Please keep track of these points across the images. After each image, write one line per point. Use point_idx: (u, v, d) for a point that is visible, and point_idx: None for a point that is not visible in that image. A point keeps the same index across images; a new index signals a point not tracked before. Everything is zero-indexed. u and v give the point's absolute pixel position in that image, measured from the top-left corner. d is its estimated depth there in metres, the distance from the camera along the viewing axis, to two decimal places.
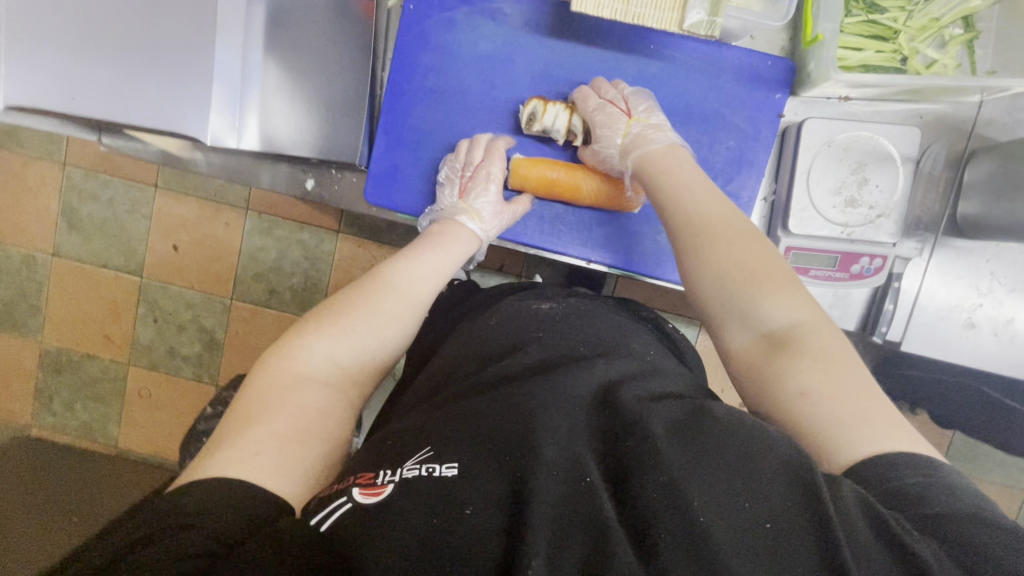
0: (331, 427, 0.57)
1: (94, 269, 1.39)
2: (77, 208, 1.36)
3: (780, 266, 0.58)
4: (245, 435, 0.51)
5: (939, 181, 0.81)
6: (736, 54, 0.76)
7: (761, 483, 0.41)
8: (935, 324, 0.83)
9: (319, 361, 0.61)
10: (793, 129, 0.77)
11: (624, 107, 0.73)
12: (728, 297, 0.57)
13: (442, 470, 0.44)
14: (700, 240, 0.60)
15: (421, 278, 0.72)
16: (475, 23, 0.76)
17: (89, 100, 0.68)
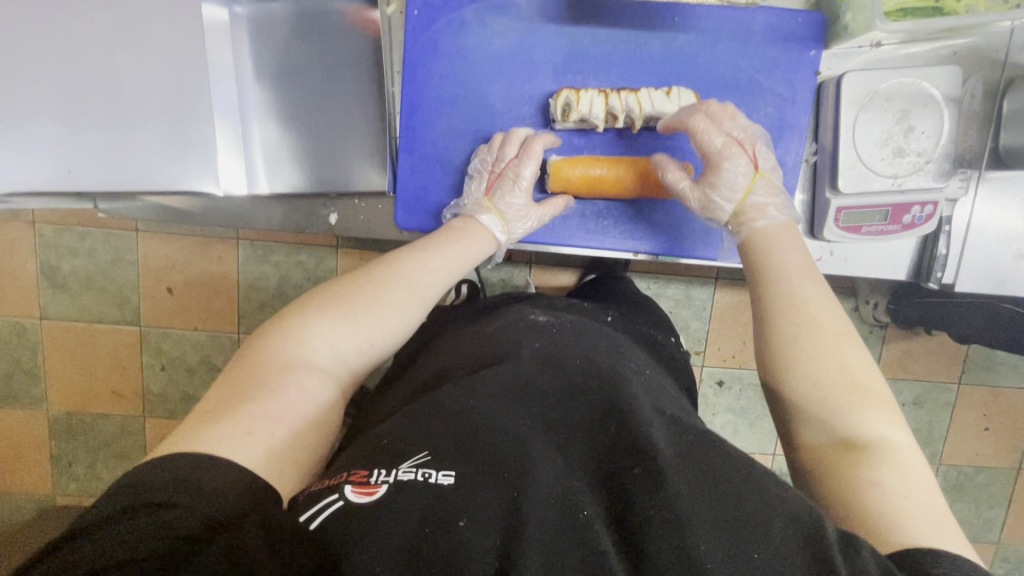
0: (321, 419, 0.55)
1: (87, 326, 1.28)
2: (57, 264, 1.25)
3: (875, 385, 0.56)
4: (239, 418, 0.48)
5: (977, 116, 0.79)
6: (765, 15, 0.72)
7: (765, 538, 0.40)
8: (986, 260, 0.81)
9: (321, 349, 0.57)
10: (829, 84, 0.74)
11: (749, 155, 0.68)
12: (824, 398, 0.55)
13: (438, 478, 0.42)
14: (804, 332, 0.58)
15: (424, 266, 0.66)
16: (486, 21, 0.71)
17: (92, 170, 0.63)
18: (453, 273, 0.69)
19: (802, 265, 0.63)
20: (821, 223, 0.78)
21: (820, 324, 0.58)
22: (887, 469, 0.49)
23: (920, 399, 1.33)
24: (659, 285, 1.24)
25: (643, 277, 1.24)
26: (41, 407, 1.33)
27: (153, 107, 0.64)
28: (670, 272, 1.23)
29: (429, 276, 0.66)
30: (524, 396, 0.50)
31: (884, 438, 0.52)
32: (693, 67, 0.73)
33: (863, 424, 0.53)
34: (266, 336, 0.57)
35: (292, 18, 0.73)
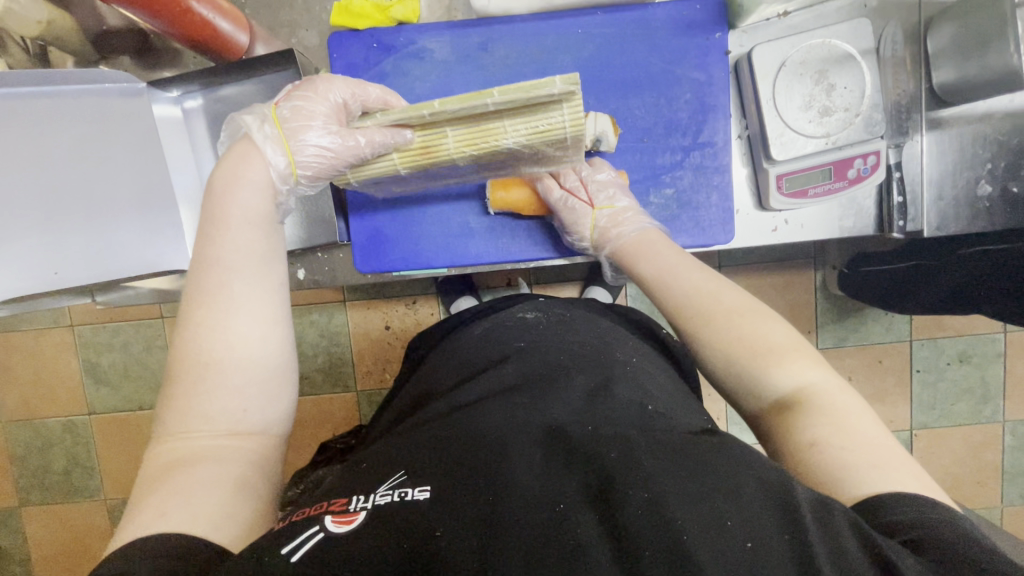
0: (231, 466, 0.47)
1: (130, 413, 1.37)
2: (98, 361, 1.36)
3: (791, 340, 0.55)
4: (153, 497, 0.44)
5: (904, 60, 0.79)
6: (664, 9, 0.75)
7: (748, 507, 0.37)
8: (951, 205, 0.80)
9: (197, 411, 0.50)
10: (742, 62, 0.77)
11: (586, 198, 0.75)
12: (739, 367, 0.55)
13: (414, 494, 0.40)
14: (701, 321, 0.59)
15: (228, 283, 0.54)
16: (405, 68, 0.76)
17: (79, 268, 0.68)
18: (251, 216, 0.57)
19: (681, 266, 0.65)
20: (766, 195, 0.79)
21: (737, 311, 0.58)
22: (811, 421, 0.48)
23: (966, 354, 1.28)
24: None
25: None
26: (100, 498, 1.41)
27: (120, 197, 0.72)
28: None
29: (228, 254, 0.55)
30: (507, 406, 0.49)
31: (802, 389, 0.51)
32: (606, 70, 0.77)
33: (781, 379, 0.52)
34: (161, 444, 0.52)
35: (242, 99, 0.81)
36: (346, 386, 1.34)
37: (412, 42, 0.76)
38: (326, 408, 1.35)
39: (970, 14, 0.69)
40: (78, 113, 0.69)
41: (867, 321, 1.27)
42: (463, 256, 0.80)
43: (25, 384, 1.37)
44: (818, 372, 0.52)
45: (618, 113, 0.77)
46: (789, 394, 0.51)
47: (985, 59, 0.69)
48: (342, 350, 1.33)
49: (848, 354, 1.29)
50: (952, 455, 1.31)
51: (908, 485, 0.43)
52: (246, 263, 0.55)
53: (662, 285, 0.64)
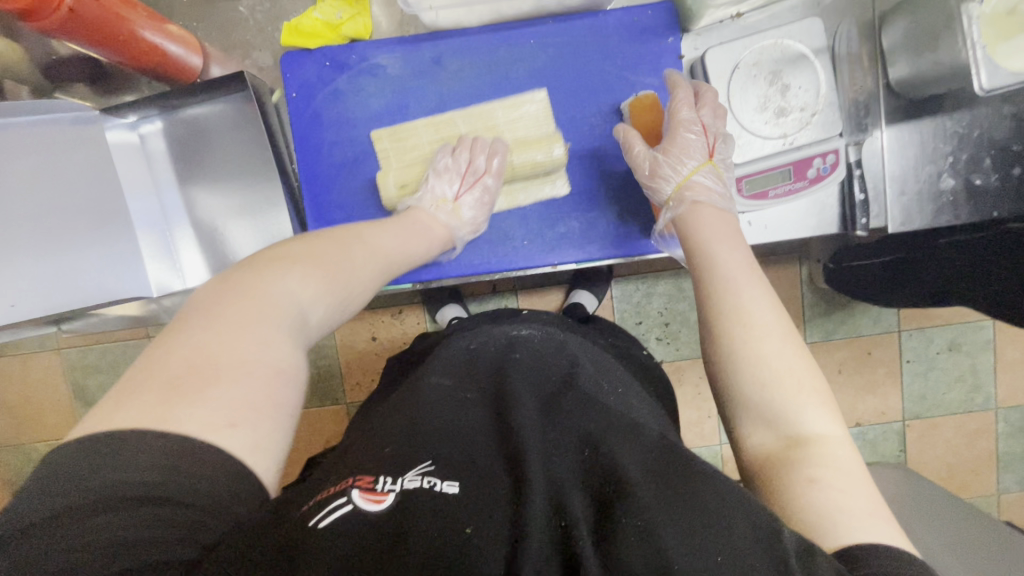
0: (286, 389, 0.47)
1: None
2: (86, 383, 1.35)
3: (818, 380, 0.53)
4: (207, 386, 0.43)
5: (861, 57, 0.78)
6: (616, 16, 0.75)
7: (732, 543, 0.38)
8: (917, 202, 0.79)
9: (288, 303, 0.51)
10: (697, 65, 0.76)
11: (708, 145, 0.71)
12: (772, 398, 0.52)
13: (442, 485, 0.42)
14: (749, 335, 0.55)
15: (370, 274, 0.61)
16: (359, 85, 0.76)
17: (36, 299, 0.66)
18: (402, 258, 0.67)
19: (740, 263, 0.60)
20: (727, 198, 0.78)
21: (756, 322, 0.55)
22: (808, 466, 0.47)
23: (955, 343, 1.27)
24: (646, 285, 1.23)
25: (627, 280, 1.24)
26: None
27: (80, 225, 0.72)
28: (655, 269, 1.23)
29: (382, 258, 0.63)
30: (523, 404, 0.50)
31: (818, 436, 0.50)
32: (563, 79, 0.76)
33: (802, 422, 0.50)
34: (203, 296, 0.51)
35: (209, 119, 0.81)
36: (335, 400, 1.33)
37: (365, 58, 0.75)
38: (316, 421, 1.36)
39: (920, 10, 0.69)
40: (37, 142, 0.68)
41: (855, 313, 1.26)
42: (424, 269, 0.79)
43: (15, 408, 1.37)
44: (831, 418, 0.51)
45: (574, 121, 0.77)
46: (801, 435, 0.50)
47: (937, 55, 0.68)
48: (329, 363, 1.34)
49: (836, 347, 1.28)
50: (946, 445, 1.30)
51: (852, 499, 0.44)
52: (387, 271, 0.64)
53: (728, 279, 0.59)
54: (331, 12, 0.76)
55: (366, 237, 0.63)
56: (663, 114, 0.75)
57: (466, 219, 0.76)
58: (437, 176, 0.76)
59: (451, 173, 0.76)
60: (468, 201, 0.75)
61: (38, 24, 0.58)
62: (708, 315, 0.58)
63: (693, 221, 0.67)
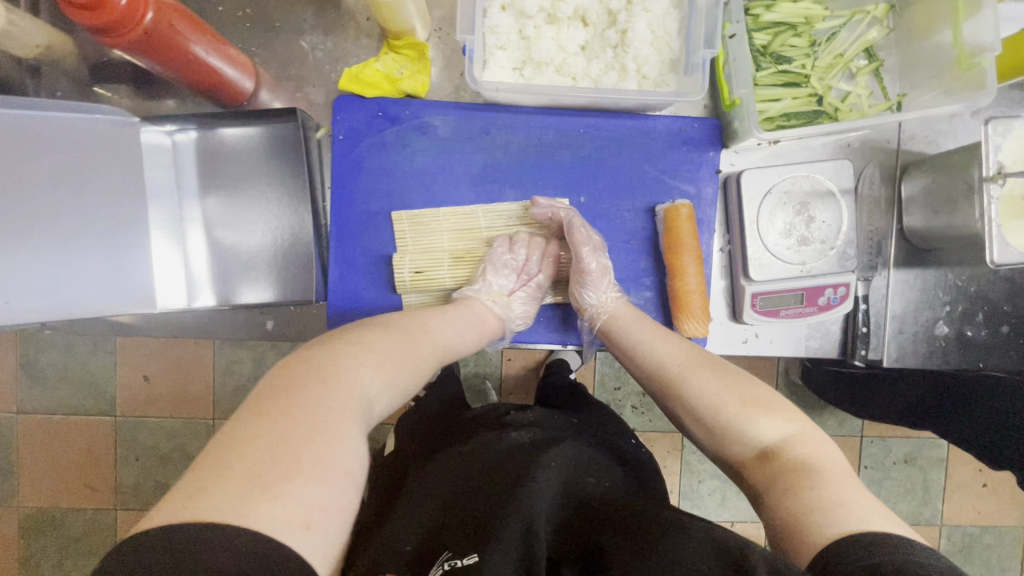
0: (349, 479, 0.48)
1: (64, 417, 1.33)
2: (37, 359, 1.31)
3: (762, 389, 0.59)
4: (284, 475, 0.44)
5: (880, 199, 0.83)
6: (664, 121, 0.78)
7: None
8: (912, 338, 0.82)
9: (358, 396, 0.53)
10: (731, 181, 0.79)
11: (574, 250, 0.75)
12: (724, 420, 0.57)
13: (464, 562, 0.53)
14: (684, 370, 0.63)
15: (428, 357, 0.64)
16: (407, 140, 0.77)
17: (29, 300, 0.64)
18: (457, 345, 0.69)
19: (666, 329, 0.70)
20: (740, 308, 0.81)
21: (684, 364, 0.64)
22: (786, 478, 0.50)
23: (912, 458, 1.32)
24: None
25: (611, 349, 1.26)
26: (12, 506, 1.35)
27: (88, 229, 0.69)
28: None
29: (439, 345, 0.66)
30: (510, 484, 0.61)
31: (783, 439, 0.54)
32: (602, 171, 0.79)
33: (760, 432, 0.55)
34: (281, 378, 0.52)
35: (241, 143, 0.78)
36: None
37: (417, 116, 0.76)
38: None
39: (942, 173, 0.75)
40: (62, 141, 0.67)
41: (823, 414, 1.31)
42: None
43: None
44: (786, 421, 0.56)
45: (608, 212, 0.79)
46: (765, 445, 0.55)
47: (952, 218, 0.73)
48: None
49: None
50: None
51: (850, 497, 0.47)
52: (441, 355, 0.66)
53: (657, 341, 0.68)
54: (393, 66, 0.77)
55: (430, 328, 0.67)
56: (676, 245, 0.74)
57: (521, 315, 0.78)
58: (495, 273, 0.76)
59: (510, 269, 0.77)
60: (521, 295, 0.77)
61: (111, 40, 0.58)
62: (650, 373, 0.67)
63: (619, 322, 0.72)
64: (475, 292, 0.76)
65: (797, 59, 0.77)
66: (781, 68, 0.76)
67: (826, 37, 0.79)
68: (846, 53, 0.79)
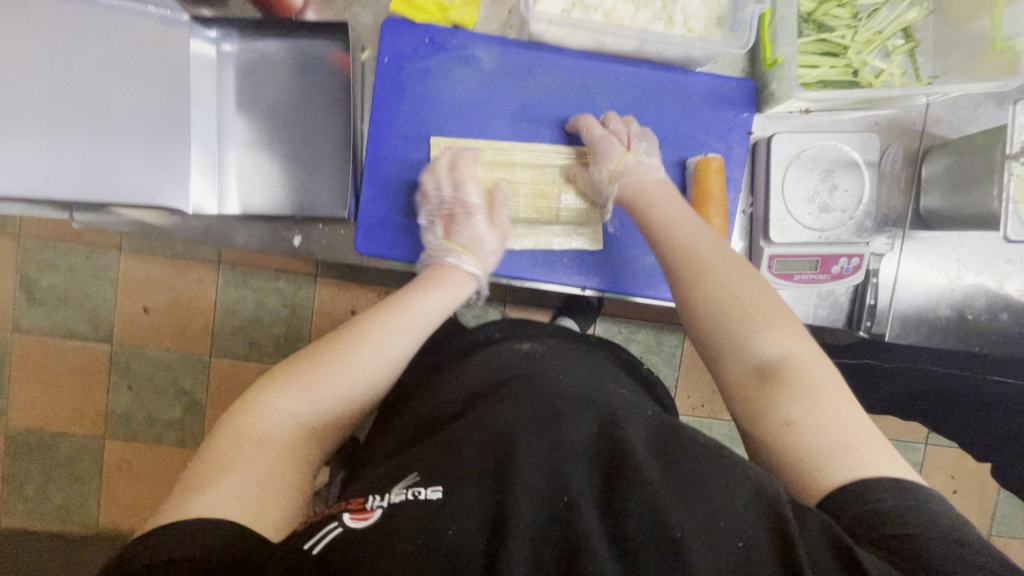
0: (282, 479, 0.54)
1: (60, 341, 1.33)
2: (37, 280, 1.30)
3: (769, 302, 0.60)
4: (226, 475, 0.52)
5: (901, 179, 0.86)
6: (703, 79, 0.79)
7: (736, 521, 0.44)
8: (911, 314, 0.87)
9: (289, 408, 0.59)
10: (761, 144, 0.81)
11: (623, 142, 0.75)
12: (726, 327, 0.59)
13: (427, 493, 0.46)
14: (694, 271, 0.62)
15: (401, 339, 0.68)
16: (451, 69, 0.78)
17: (69, 181, 0.68)
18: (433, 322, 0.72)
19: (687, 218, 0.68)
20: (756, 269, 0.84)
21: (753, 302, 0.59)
22: (781, 407, 0.52)
23: None
24: (629, 330, 1.28)
25: (613, 321, 1.28)
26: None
27: (130, 120, 0.70)
28: (641, 318, 1.28)
29: (410, 324, 0.69)
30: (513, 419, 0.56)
31: (782, 355, 0.55)
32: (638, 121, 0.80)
33: (755, 347, 0.57)
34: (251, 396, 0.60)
35: (278, 55, 0.78)
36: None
37: (464, 47, 0.78)
38: None
39: (964, 153, 0.77)
40: (115, 35, 0.70)
41: None
42: None
43: None
44: (783, 343, 0.57)
45: None
46: (764, 364, 0.56)
47: (971, 196, 0.76)
48: (300, 324, 1.34)
49: None
50: None
51: (878, 462, 0.48)
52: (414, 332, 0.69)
53: (671, 233, 0.67)
54: None
55: (408, 308, 0.71)
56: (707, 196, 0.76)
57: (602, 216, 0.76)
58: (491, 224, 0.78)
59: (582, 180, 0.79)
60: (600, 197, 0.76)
61: None
62: (694, 288, 0.62)
63: (637, 197, 0.72)
64: (444, 254, 0.77)
65: (838, 29, 0.79)
66: (822, 35, 0.79)
67: (867, 12, 0.80)
68: (884, 31, 0.80)
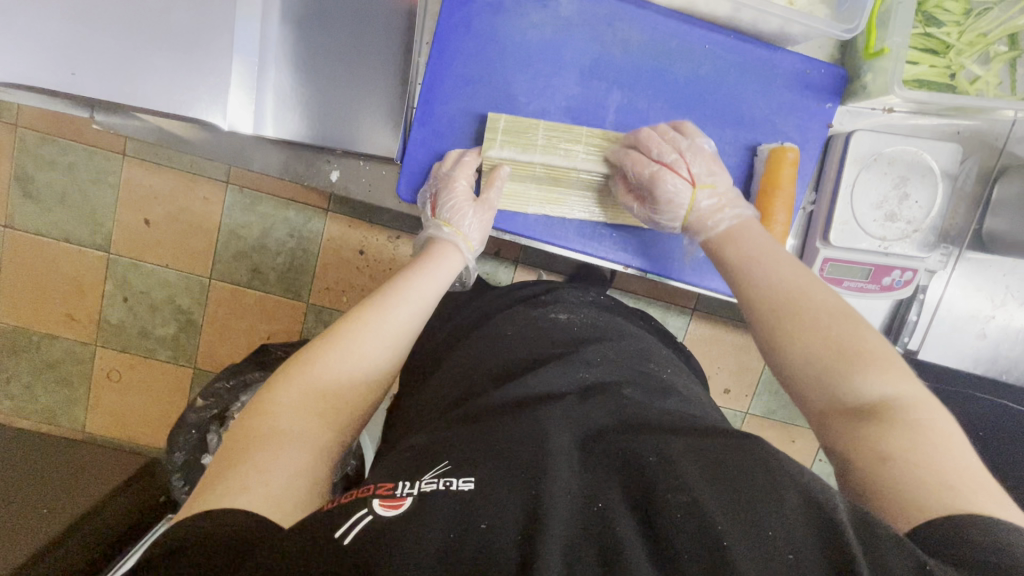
0: (299, 461, 0.48)
1: (54, 241, 1.26)
2: (34, 175, 1.23)
3: (871, 344, 0.52)
4: (241, 466, 0.46)
5: (968, 196, 0.82)
6: (792, 59, 0.74)
7: (784, 518, 0.38)
8: (953, 332, 0.85)
9: (297, 395, 0.53)
10: (839, 139, 0.77)
11: (686, 175, 0.69)
12: (822, 373, 0.51)
13: (458, 484, 0.41)
14: (782, 312, 0.56)
15: (399, 319, 0.62)
16: (523, 9, 0.71)
17: (94, 76, 0.59)
18: (431, 300, 0.66)
19: (768, 251, 0.62)
20: (807, 270, 0.81)
21: (803, 294, 0.56)
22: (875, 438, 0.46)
23: None
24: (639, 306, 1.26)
25: (626, 295, 1.26)
26: None
27: (170, 14, 0.61)
28: (654, 296, 1.26)
29: (420, 306, 0.64)
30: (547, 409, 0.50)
31: (884, 397, 0.48)
32: (714, 96, 0.75)
33: (857, 390, 0.49)
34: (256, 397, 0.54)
35: None
36: (297, 294, 1.30)
37: None
38: (269, 307, 1.31)
39: None
40: None
41: None
42: (509, 219, 0.76)
43: None
44: (888, 384, 0.48)
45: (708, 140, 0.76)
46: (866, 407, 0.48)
47: None
48: (306, 257, 1.29)
49: (771, 427, 1.36)
50: None
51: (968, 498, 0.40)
52: (414, 314, 0.64)
53: (754, 268, 0.61)
54: None
55: (400, 289, 0.65)
56: (776, 187, 0.72)
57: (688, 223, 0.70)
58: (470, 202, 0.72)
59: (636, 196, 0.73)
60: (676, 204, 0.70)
61: None
62: (773, 338, 0.56)
63: (734, 241, 0.65)
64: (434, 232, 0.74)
65: (946, 25, 0.74)
66: (929, 30, 0.74)
67: (978, 10, 0.74)
68: (990, 34, 0.74)
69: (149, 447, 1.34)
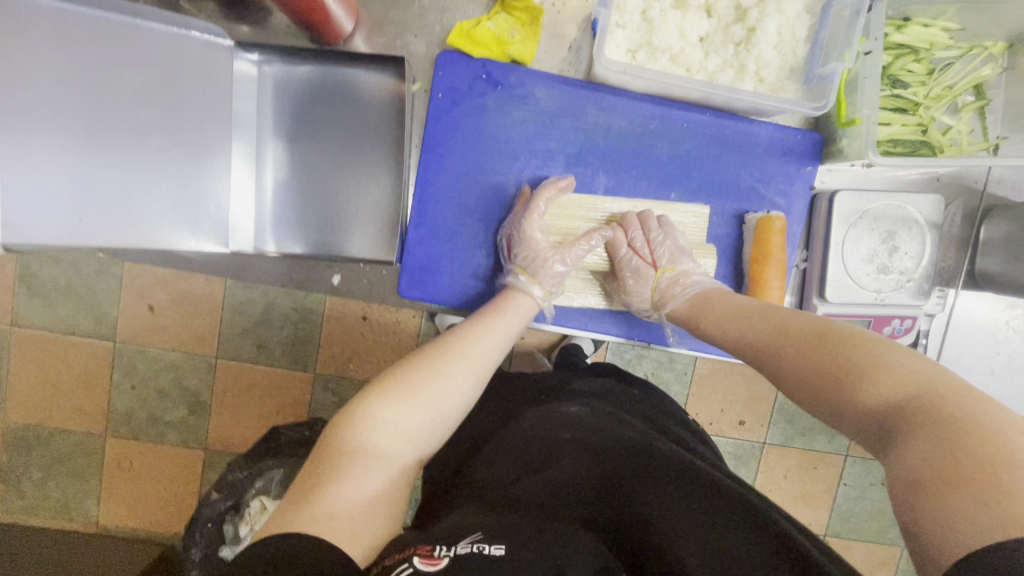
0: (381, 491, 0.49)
1: (59, 335, 1.24)
2: (37, 272, 1.21)
3: (909, 356, 0.44)
4: (323, 490, 0.47)
5: (955, 239, 0.84)
6: (767, 130, 0.77)
7: None
8: (961, 372, 0.85)
9: (389, 422, 0.54)
10: (821, 199, 0.79)
11: (648, 258, 0.71)
12: (851, 399, 0.45)
13: (491, 548, 0.40)
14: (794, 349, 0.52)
15: (486, 355, 0.64)
16: (505, 108, 0.74)
17: (104, 221, 0.58)
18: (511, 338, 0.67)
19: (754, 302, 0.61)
20: None
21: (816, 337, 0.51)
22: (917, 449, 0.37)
23: None
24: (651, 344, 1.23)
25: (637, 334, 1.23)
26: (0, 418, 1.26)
27: (170, 153, 0.63)
28: None
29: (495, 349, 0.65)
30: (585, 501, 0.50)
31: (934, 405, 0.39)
32: (695, 171, 0.77)
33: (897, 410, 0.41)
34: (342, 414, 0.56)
35: (316, 81, 0.74)
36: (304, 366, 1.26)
37: (522, 85, 0.74)
38: (277, 382, 1.26)
39: None
40: (154, 53, 0.61)
41: None
42: None
43: None
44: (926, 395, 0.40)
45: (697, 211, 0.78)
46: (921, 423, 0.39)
47: None
48: (311, 329, 1.26)
49: None
50: None
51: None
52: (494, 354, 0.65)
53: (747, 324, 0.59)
54: (506, 27, 0.73)
55: (477, 330, 0.65)
56: (765, 253, 0.74)
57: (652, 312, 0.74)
58: (563, 266, 0.72)
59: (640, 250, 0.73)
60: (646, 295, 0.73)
61: None
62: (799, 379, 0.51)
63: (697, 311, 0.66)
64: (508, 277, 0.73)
65: (912, 85, 0.77)
66: (895, 92, 0.76)
67: (940, 67, 0.77)
68: (955, 87, 0.77)
69: (164, 535, 1.31)
